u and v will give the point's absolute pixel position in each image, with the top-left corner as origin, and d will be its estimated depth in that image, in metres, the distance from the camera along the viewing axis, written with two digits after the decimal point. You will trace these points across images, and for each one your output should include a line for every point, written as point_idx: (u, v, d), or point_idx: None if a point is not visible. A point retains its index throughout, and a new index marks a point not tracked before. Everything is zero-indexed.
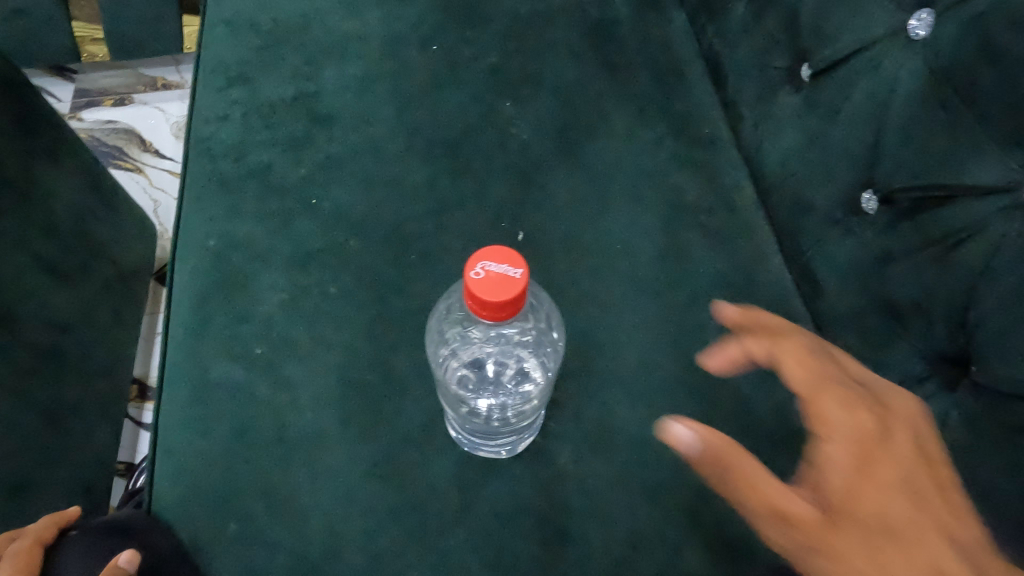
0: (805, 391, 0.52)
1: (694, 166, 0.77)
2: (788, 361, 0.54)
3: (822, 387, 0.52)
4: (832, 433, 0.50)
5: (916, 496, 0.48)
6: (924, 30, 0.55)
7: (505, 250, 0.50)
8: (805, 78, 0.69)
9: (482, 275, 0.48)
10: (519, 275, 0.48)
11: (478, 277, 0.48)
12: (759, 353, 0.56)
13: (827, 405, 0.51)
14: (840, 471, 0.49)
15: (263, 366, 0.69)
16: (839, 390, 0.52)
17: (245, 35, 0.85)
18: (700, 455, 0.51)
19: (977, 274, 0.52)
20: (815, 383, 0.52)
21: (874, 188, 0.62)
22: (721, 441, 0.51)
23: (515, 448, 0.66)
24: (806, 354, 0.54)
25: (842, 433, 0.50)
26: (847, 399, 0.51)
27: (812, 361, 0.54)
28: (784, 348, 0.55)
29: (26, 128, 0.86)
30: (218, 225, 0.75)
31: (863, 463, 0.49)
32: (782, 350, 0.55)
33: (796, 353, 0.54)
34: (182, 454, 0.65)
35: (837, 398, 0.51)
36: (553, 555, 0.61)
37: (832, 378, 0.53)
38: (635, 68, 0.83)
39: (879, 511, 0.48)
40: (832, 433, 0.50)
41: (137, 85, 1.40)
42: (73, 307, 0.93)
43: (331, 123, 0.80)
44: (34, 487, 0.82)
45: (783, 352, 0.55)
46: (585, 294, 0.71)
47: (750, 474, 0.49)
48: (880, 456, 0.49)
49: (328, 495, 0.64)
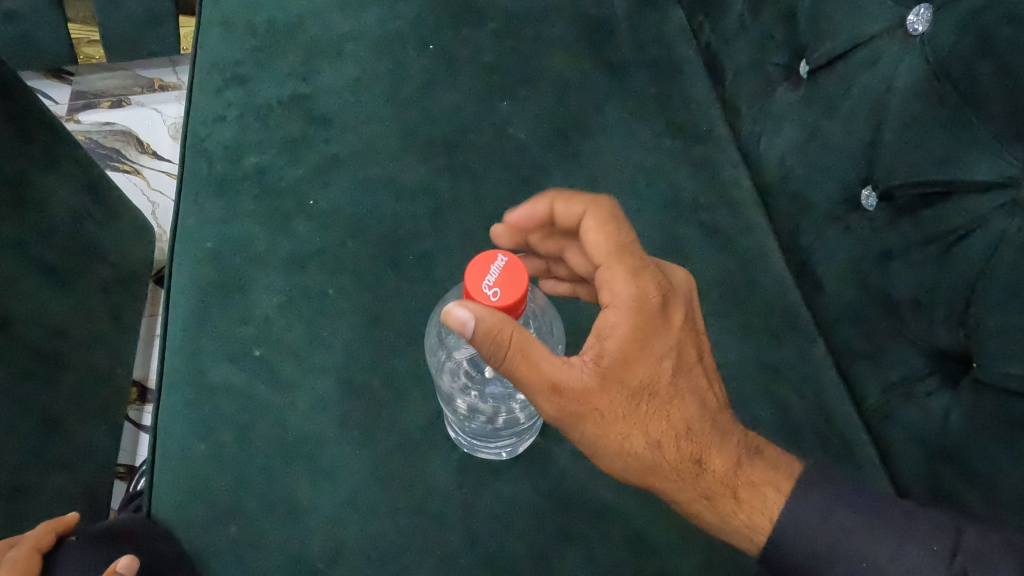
0: (647, 308, 0.50)
1: (693, 164, 0.77)
2: (616, 273, 0.51)
3: (634, 305, 0.50)
4: (661, 352, 0.50)
5: (714, 430, 0.53)
6: (922, 26, 0.55)
7: (473, 261, 0.49)
8: (803, 75, 0.69)
9: (497, 290, 0.48)
10: (502, 257, 0.50)
11: (497, 295, 0.48)
12: (606, 264, 0.52)
13: (619, 320, 0.50)
14: (639, 381, 0.50)
15: (262, 368, 0.69)
16: (637, 300, 0.50)
17: (240, 35, 0.85)
18: (478, 335, 0.47)
19: (978, 271, 0.52)
20: (644, 303, 0.50)
21: (873, 185, 0.61)
22: (512, 335, 0.47)
23: (515, 449, 0.67)
24: (627, 267, 0.51)
25: (642, 350, 0.50)
26: (638, 329, 0.50)
27: (637, 277, 0.51)
28: (623, 264, 0.51)
29: (23, 131, 0.86)
30: (216, 227, 0.75)
31: (657, 378, 0.50)
32: (609, 269, 0.51)
33: (634, 273, 0.51)
34: (182, 457, 0.65)
35: (624, 306, 0.50)
36: (555, 556, 0.61)
37: (650, 299, 0.50)
38: (632, 65, 0.82)
39: (664, 417, 0.51)
40: (664, 356, 0.51)
41: (133, 87, 1.39)
42: (73, 309, 0.92)
43: (328, 123, 0.80)
44: (34, 491, 0.82)
45: (615, 268, 0.51)
46: None
47: (586, 389, 0.49)
48: (667, 376, 0.51)
49: (329, 497, 0.63)
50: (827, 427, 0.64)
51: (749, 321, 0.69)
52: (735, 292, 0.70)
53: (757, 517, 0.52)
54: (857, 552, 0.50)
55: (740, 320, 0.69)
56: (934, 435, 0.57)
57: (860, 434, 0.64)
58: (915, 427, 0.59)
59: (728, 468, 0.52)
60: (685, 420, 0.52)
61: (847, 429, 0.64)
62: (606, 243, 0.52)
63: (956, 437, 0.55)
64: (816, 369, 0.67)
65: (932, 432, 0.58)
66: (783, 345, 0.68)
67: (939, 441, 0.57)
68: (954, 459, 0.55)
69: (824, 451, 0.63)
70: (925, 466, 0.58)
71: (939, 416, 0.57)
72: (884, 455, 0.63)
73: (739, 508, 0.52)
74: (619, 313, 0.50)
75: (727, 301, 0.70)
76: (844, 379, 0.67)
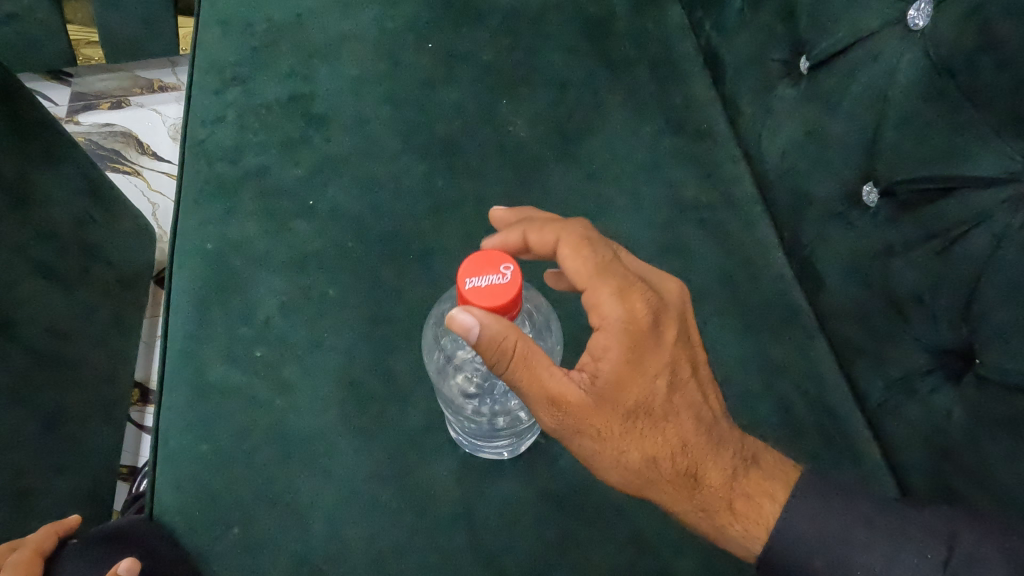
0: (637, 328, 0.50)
1: (693, 161, 0.77)
2: (603, 296, 0.50)
3: (622, 326, 0.50)
4: (653, 369, 0.50)
5: (714, 440, 0.53)
6: (923, 21, 0.55)
7: (473, 293, 0.48)
8: (803, 71, 0.69)
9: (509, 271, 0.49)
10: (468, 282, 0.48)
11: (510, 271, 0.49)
12: (592, 287, 0.51)
13: (609, 342, 0.50)
14: (633, 399, 0.50)
15: (262, 369, 0.69)
16: (628, 321, 0.50)
17: (239, 35, 0.85)
18: (482, 341, 0.47)
19: (980, 266, 0.52)
20: (634, 323, 0.50)
21: (874, 181, 0.61)
22: (515, 344, 0.47)
23: (517, 448, 0.66)
24: (614, 289, 0.50)
25: (636, 370, 0.49)
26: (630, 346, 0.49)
27: (625, 298, 0.50)
28: (608, 285, 0.51)
29: (23, 133, 0.86)
30: (215, 228, 0.75)
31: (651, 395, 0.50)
32: (595, 291, 0.51)
33: (625, 295, 0.50)
34: (183, 458, 0.65)
35: (614, 329, 0.50)
36: (557, 555, 0.61)
37: (639, 320, 0.50)
38: (632, 63, 0.82)
39: (659, 433, 0.51)
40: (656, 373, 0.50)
41: (132, 88, 1.39)
42: (74, 312, 0.92)
43: (327, 123, 0.80)
44: (36, 494, 0.82)
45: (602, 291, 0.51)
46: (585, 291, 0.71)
47: (579, 407, 0.49)
48: (662, 391, 0.50)
49: (330, 498, 0.63)
50: (829, 424, 0.64)
51: (750, 318, 0.69)
52: (737, 290, 0.70)
53: (755, 529, 0.52)
54: (858, 550, 0.49)
55: (742, 317, 0.69)
56: (936, 432, 0.57)
57: (863, 431, 0.64)
58: (918, 425, 0.59)
59: (724, 480, 0.52)
60: (679, 434, 0.51)
61: (850, 427, 0.64)
62: (589, 267, 0.51)
63: (958, 434, 0.55)
64: (818, 366, 0.67)
65: (934, 429, 0.57)
66: (784, 342, 0.68)
67: (942, 438, 0.56)
68: (957, 456, 0.55)
69: (826, 449, 0.63)
70: (928, 463, 0.58)
71: (942, 413, 0.57)
72: (887, 452, 0.63)
73: (736, 520, 0.52)
74: (609, 334, 0.50)
75: (728, 299, 0.70)
76: (847, 376, 0.67)
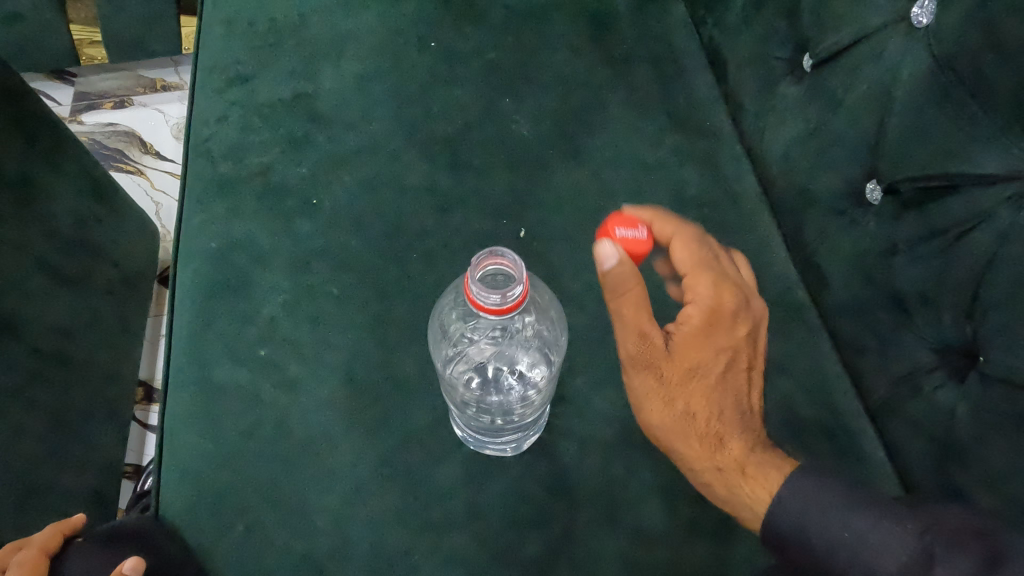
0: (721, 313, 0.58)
1: (696, 159, 0.77)
2: (702, 278, 0.58)
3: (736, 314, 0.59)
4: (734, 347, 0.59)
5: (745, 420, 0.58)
6: (927, 18, 0.55)
7: (615, 223, 0.57)
8: (807, 68, 0.68)
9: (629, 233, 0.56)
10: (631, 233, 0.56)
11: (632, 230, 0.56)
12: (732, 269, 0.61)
13: (694, 313, 0.57)
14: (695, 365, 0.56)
15: (266, 368, 0.69)
16: (714, 303, 0.57)
17: (242, 35, 0.85)
18: (610, 271, 0.54)
19: (984, 263, 0.52)
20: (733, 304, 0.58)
21: (878, 178, 0.61)
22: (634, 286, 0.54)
23: (521, 446, 0.66)
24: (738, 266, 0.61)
25: (710, 341, 0.57)
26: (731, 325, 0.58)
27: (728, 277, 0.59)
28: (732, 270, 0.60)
29: (28, 133, 0.86)
30: (219, 227, 0.75)
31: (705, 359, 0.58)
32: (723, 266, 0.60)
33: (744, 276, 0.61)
34: (188, 457, 0.65)
35: (703, 305, 0.57)
36: (560, 553, 0.61)
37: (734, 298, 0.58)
38: (634, 61, 0.82)
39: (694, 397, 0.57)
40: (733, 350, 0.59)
41: (135, 87, 1.39)
42: (79, 311, 0.93)
43: (330, 122, 0.80)
44: (41, 492, 0.82)
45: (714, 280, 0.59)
46: (588, 290, 0.71)
47: (655, 350, 0.57)
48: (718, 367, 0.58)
49: (335, 496, 0.64)
50: (833, 422, 0.64)
51: None
52: None
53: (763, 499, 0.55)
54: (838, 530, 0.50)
55: None
56: (940, 430, 0.57)
57: (867, 428, 0.64)
58: (922, 422, 0.59)
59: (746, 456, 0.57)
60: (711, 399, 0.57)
61: (854, 424, 0.64)
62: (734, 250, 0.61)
63: (962, 432, 0.55)
64: (822, 364, 0.67)
65: (938, 427, 0.57)
66: (788, 340, 0.68)
67: (946, 435, 0.56)
68: (960, 453, 0.55)
69: (831, 447, 0.63)
70: (932, 460, 0.58)
71: (946, 411, 0.57)
72: (891, 449, 0.63)
73: (745, 481, 0.55)
74: (698, 305, 0.57)
75: None
76: (850, 372, 0.67)
